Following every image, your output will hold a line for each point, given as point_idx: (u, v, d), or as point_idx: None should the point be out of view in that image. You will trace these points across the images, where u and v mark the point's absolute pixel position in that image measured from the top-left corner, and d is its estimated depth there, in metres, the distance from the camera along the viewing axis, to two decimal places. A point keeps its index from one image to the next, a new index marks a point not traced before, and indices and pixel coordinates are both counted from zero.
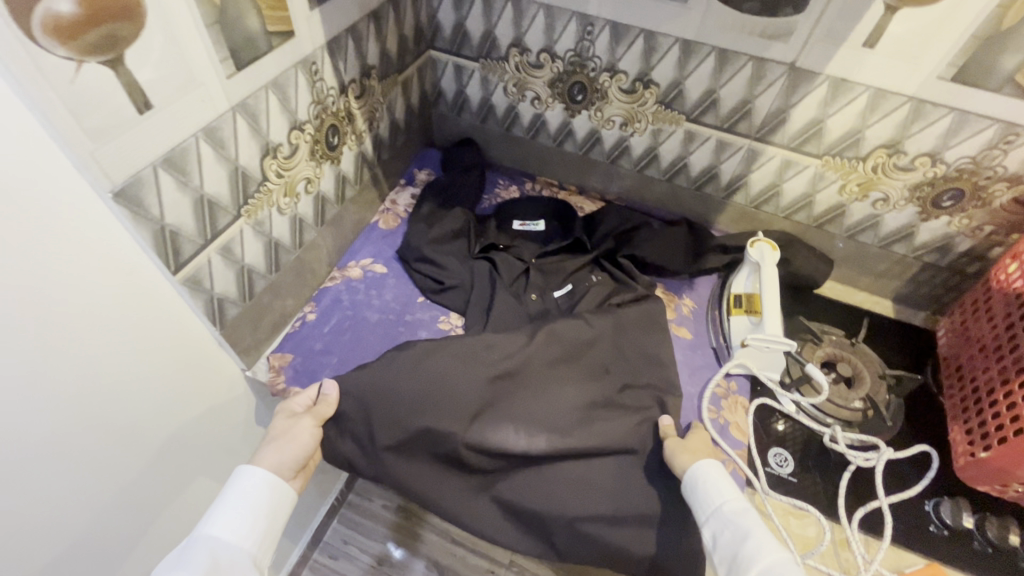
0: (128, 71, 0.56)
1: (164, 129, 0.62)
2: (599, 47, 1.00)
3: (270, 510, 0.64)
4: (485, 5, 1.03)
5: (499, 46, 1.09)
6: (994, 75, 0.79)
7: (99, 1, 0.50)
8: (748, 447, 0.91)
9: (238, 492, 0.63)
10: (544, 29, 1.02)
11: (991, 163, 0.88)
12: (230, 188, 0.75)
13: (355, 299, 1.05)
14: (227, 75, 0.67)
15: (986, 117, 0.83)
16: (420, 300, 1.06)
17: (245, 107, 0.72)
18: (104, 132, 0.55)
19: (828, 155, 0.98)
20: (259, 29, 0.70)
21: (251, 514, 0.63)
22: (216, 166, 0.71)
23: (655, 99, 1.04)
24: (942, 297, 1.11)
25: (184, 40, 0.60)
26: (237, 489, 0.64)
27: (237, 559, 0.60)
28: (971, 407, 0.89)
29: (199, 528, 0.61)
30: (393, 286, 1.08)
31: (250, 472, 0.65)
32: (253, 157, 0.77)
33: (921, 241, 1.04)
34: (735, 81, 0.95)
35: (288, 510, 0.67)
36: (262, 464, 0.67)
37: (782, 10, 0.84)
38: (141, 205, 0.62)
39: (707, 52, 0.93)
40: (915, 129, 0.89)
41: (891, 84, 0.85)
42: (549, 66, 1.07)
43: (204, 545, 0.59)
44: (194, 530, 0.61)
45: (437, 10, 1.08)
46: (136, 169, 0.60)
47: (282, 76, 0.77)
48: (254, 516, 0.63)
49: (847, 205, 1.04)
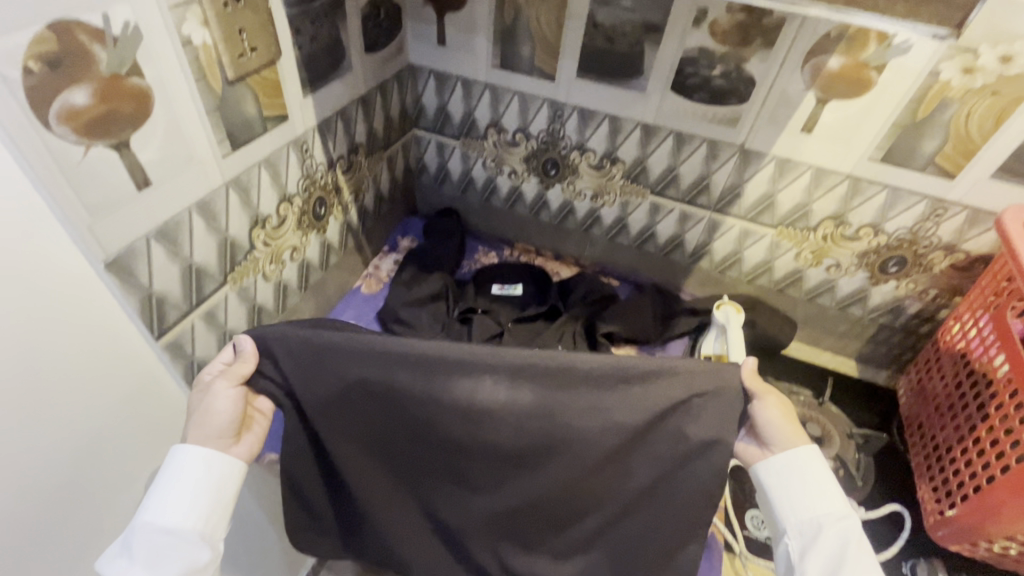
0: (132, 153, 0.61)
1: (160, 204, 0.66)
2: (570, 129, 1.10)
3: (213, 485, 0.66)
4: (465, 91, 1.13)
5: (478, 126, 1.18)
6: (917, 157, 0.88)
7: (111, 94, 0.56)
8: (725, 509, 0.91)
9: (172, 474, 0.64)
10: (519, 112, 1.11)
11: (927, 233, 0.97)
12: (218, 258, 0.78)
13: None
14: (223, 154, 0.73)
15: (917, 193, 0.93)
16: None
17: (238, 182, 0.77)
18: (103, 207, 0.59)
19: (781, 225, 1.07)
20: (256, 114, 0.76)
21: (192, 494, 0.65)
22: (206, 237, 0.75)
23: (621, 174, 1.12)
24: (900, 357, 1.16)
25: (186, 124, 0.66)
26: (172, 473, 0.64)
27: (182, 539, 0.63)
28: (935, 464, 0.91)
29: (140, 514, 0.63)
30: None
31: (184, 454, 0.65)
32: (242, 228, 0.82)
33: (874, 304, 1.11)
34: (692, 159, 1.04)
35: (237, 485, 0.68)
36: (192, 440, 0.67)
37: (729, 101, 0.94)
38: (132, 274, 0.65)
39: (666, 134, 1.03)
40: (856, 204, 0.98)
41: (830, 164, 0.95)
42: (524, 144, 1.17)
43: (144, 531, 0.62)
44: (136, 515, 0.64)
45: (422, 95, 1.18)
46: (130, 240, 0.63)
47: (275, 154, 0.83)
48: (196, 496, 0.65)
49: (803, 271, 1.12)
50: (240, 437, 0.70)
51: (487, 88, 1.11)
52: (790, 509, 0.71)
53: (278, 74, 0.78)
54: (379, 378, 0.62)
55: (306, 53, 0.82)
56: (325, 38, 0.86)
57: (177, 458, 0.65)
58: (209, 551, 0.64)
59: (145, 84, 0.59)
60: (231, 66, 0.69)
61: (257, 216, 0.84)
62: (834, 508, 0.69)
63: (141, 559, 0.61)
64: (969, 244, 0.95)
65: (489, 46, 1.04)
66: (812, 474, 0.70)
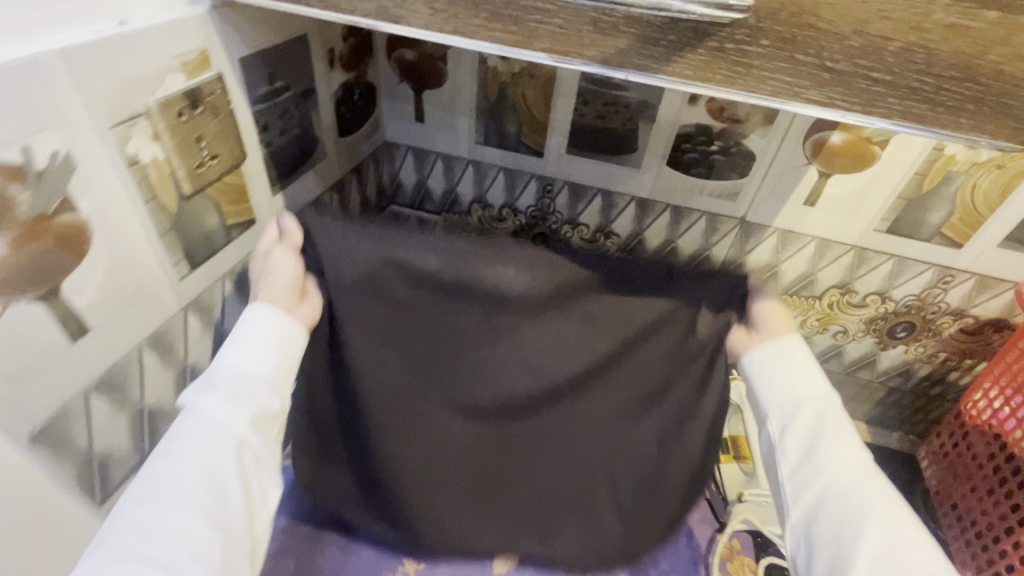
0: (64, 301, 0.50)
1: (102, 351, 0.55)
2: (561, 204, 1.03)
3: (284, 343, 0.60)
4: (446, 168, 1.06)
5: (461, 202, 1.10)
6: (924, 228, 0.86)
7: (33, 239, 0.46)
8: None
9: (256, 318, 0.59)
10: (505, 188, 1.05)
11: (935, 300, 0.94)
12: (175, 393, 0.66)
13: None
14: (179, 277, 0.62)
15: (924, 262, 0.90)
16: None
17: (199, 303, 0.66)
18: (26, 373, 0.48)
19: (786, 295, 1.02)
20: (218, 225, 0.66)
21: (273, 347, 0.59)
22: (160, 372, 0.63)
23: (616, 248, 1.05)
24: (911, 418, 1.12)
25: (134, 253, 0.55)
26: (241, 326, 0.59)
27: (256, 387, 0.57)
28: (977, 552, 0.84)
29: (218, 359, 0.58)
30: None
31: (255, 312, 0.60)
32: (205, 352, 0.70)
33: (883, 368, 1.07)
34: (691, 232, 0.99)
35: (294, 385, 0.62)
36: (263, 302, 0.61)
37: (728, 175, 0.90)
38: (68, 440, 0.53)
39: (662, 208, 0.98)
40: (862, 273, 0.95)
41: (835, 235, 0.91)
42: (511, 220, 1.08)
43: (224, 370, 0.56)
44: (214, 359, 0.58)
45: (399, 171, 1.10)
46: (62, 403, 0.52)
47: (242, 262, 0.73)
48: (277, 349, 0.59)
49: (809, 338, 1.07)
50: (305, 299, 0.65)
51: (470, 164, 1.04)
52: (764, 395, 0.68)
53: (243, 177, 0.68)
54: (413, 266, 0.63)
55: (275, 148, 0.73)
56: (296, 130, 0.77)
57: (247, 318, 0.60)
58: (280, 403, 0.58)
59: (81, 219, 0.49)
60: (189, 180, 0.59)
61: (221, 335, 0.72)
62: (813, 390, 0.66)
63: (220, 397, 0.55)
64: (977, 310, 0.93)
65: (472, 123, 0.98)
66: (789, 360, 0.68)
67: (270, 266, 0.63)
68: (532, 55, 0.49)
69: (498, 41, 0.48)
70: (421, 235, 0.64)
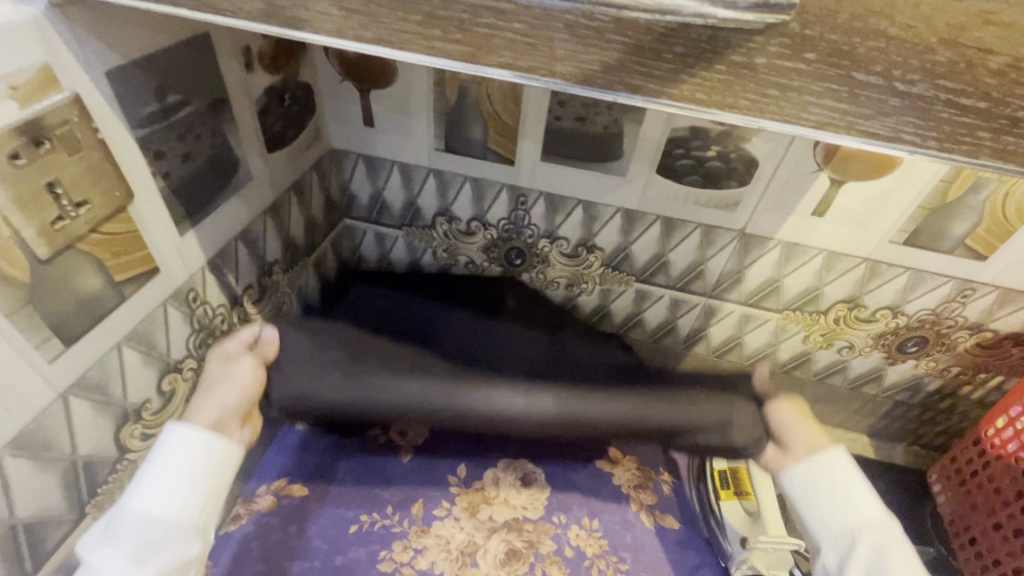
0: None
1: None
2: (536, 217, 0.91)
3: (207, 472, 0.56)
4: (404, 178, 0.92)
5: (423, 215, 0.97)
6: (946, 239, 0.76)
7: None
8: None
9: (167, 453, 0.55)
10: (473, 200, 0.92)
11: (951, 314, 0.85)
12: (61, 493, 0.54)
13: (264, 541, 0.82)
14: (47, 359, 0.49)
15: (942, 275, 0.81)
16: (352, 530, 0.82)
17: (83, 384, 0.53)
18: None
19: (787, 309, 0.92)
20: (104, 285, 0.52)
21: (185, 477, 0.54)
22: (34, 478, 0.51)
23: (600, 262, 0.95)
24: (917, 431, 1.05)
25: None
26: (168, 450, 0.55)
27: (172, 532, 0.52)
28: None
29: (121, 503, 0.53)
30: (314, 514, 0.85)
31: (182, 433, 0.56)
32: (103, 436, 0.57)
33: (890, 382, 0.99)
34: (685, 245, 0.88)
35: (233, 471, 0.59)
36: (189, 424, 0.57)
37: (726, 183, 0.79)
38: None
39: (651, 220, 0.86)
40: (872, 287, 0.85)
41: (844, 248, 0.81)
42: (482, 234, 0.97)
43: (130, 519, 0.51)
44: (117, 506, 0.53)
45: (350, 182, 0.96)
46: None
47: (146, 322, 0.59)
48: (190, 480, 0.55)
49: (812, 353, 0.98)
50: (246, 423, 0.66)
51: (432, 173, 0.90)
52: (819, 529, 0.66)
53: (134, 222, 0.54)
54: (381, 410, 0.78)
55: (180, 178, 0.59)
56: (208, 151, 0.62)
57: (170, 442, 0.56)
58: (200, 543, 0.54)
59: None
60: (41, 239, 0.45)
61: (125, 411, 0.59)
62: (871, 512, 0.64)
63: (124, 553, 0.50)
64: (997, 324, 0.84)
65: (430, 127, 0.84)
66: (835, 483, 0.67)
67: (221, 379, 0.66)
68: (496, 73, 0.36)
69: (441, 54, 0.35)
70: (355, 357, 0.79)
